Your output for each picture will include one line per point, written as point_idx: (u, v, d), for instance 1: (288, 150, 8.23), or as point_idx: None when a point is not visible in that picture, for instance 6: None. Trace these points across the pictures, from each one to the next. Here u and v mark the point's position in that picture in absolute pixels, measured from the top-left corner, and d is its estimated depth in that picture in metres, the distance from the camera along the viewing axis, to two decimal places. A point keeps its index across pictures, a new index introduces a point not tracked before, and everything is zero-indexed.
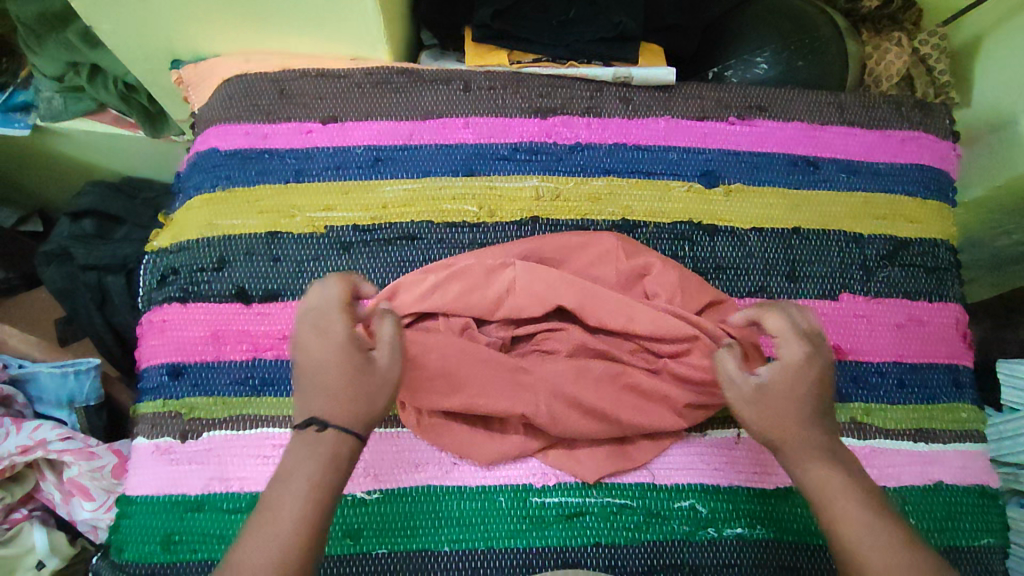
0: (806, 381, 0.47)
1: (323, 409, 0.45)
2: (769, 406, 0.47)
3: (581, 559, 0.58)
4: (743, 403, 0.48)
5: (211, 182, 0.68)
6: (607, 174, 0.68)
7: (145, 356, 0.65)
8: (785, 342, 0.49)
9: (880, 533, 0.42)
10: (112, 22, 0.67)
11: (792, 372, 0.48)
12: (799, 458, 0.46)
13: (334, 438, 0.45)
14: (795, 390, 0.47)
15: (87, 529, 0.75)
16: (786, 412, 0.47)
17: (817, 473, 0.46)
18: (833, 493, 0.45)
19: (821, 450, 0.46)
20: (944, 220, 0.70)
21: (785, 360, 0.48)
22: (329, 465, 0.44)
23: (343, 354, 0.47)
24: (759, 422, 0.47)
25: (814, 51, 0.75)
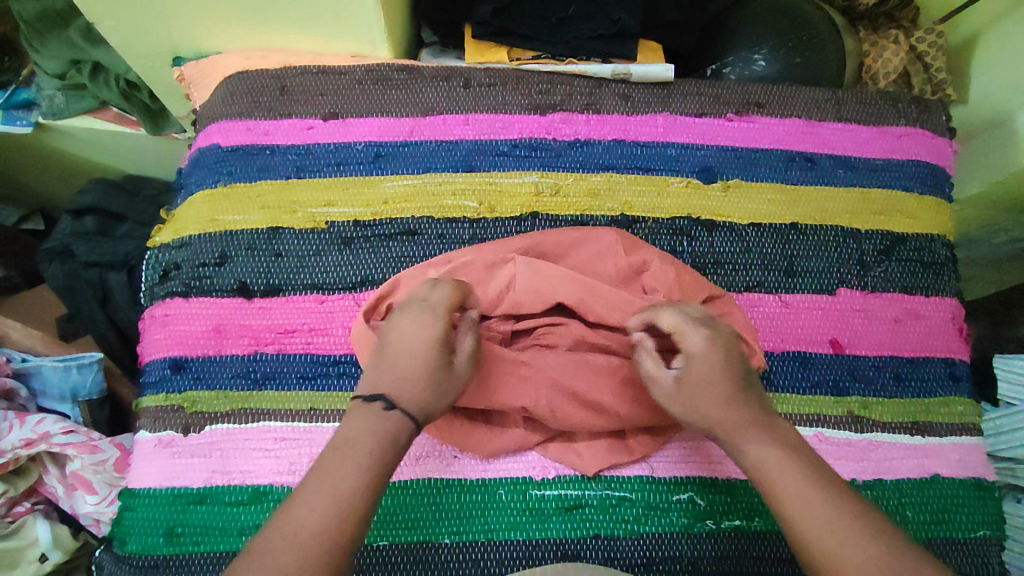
0: (716, 365, 0.49)
1: (401, 390, 0.48)
2: (692, 398, 0.50)
3: (580, 551, 0.58)
4: (671, 400, 0.51)
5: (212, 178, 0.68)
6: (606, 170, 0.69)
7: (147, 350, 0.65)
8: (683, 333, 0.51)
9: (811, 499, 0.43)
10: (115, 20, 0.68)
11: (699, 359, 0.50)
12: (737, 440, 0.48)
13: (401, 420, 0.47)
14: (706, 375, 0.49)
15: (90, 523, 0.76)
16: (709, 399, 0.49)
17: (758, 452, 0.47)
18: (773, 468, 0.45)
19: (753, 428, 0.48)
20: (941, 215, 0.71)
21: (689, 351, 0.50)
22: (392, 443, 0.46)
23: (434, 348, 0.50)
24: (690, 415, 0.50)
25: (811, 48, 0.76)
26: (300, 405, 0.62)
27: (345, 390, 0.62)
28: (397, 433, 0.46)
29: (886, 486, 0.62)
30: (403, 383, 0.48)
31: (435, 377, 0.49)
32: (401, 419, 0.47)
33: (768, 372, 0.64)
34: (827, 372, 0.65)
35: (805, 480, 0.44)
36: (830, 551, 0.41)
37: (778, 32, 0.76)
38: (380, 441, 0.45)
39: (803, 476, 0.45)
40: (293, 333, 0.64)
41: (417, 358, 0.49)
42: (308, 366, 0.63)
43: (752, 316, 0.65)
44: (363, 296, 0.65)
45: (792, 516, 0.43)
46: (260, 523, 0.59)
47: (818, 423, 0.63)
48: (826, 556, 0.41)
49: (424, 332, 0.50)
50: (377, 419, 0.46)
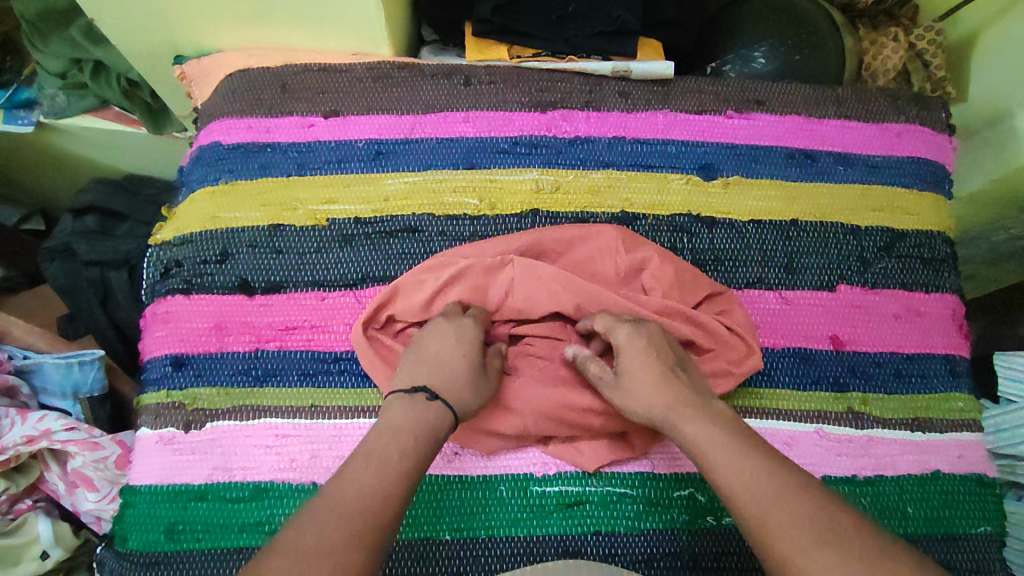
0: (646, 355, 0.53)
1: (444, 387, 0.53)
2: (631, 388, 0.53)
3: (581, 547, 0.58)
4: (613, 395, 0.54)
5: (214, 175, 0.69)
6: (606, 167, 0.69)
7: (148, 347, 0.65)
8: (614, 329, 0.56)
9: (746, 470, 0.45)
10: (117, 18, 0.68)
11: (626, 350, 0.54)
12: (674, 424, 0.50)
13: (445, 414, 0.51)
14: (637, 364, 0.53)
15: (91, 520, 0.76)
16: (646, 388, 0.52)
17: (694, 430, 0.49)
18: (707, 443, 0.48)
19: (688, 408, 0.50)
20: (940, 212, 0.71)
21: (621, 344, 0.54)
22: (436, 434, 0.50)
23: (472, 356, 0.55)
24: (632, 407, 0.52)
25: (810, 47, 0.76)
26: (301, 402, 0.62)
27: (346, 386, 0.62)
28: (440, 424, 0.51)
29: (887, 482, 0.62)
30: (445, 381, 0.53)
31: (473, 381, 0.54)
32: (445, 413, 0.51)
33: (768, 368, 0.64)
34: (827, 368, 0.65)
35: (739, 451, 0.46)
36: (762, 510, 0.43)
37: (778, 29, 0.77)
38: (424, 429, 0.49)
39: (737, 447, 0.47)
40: (294, 330, 0.64)
41: (460, 361, 0.54)
42: (309, 363, 0.63)
43: (752, 312, 0.66)
44: (364, 293, 0.65)
45: (727, 484, 0.45)
46: (261, 520, 0.59)
47: (818, 419, 0.63)
48: (759, 518, 0.42)
49: (466, 340, 0.56)
50: (424, 408, 0.51)
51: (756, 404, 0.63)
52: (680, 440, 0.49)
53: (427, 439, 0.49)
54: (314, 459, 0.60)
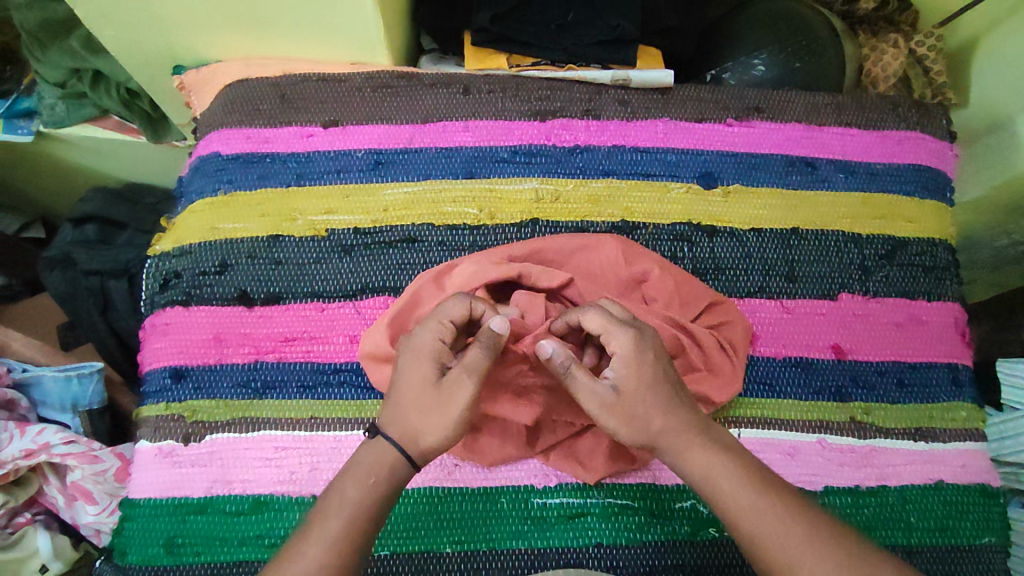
0: (645, 368, 0.49)
1: (392, 417, 0.50)
2: (634, 410, 0.49)
3: (582, 560, 0.58)
4: (605, 413, 0.49)
5: (213, 186, 0.68)
6: (605, 176, 0.69)
7: (147, 359, 0.65)
8: (611, 334, 0.50)
9: (763, 508, 0.46)
10: (117, 29, 0.68)
11: (627, 364, 0.49)
12: (680, 453, 0.49)
13: (392, 452, 0.49)
14: (639, 380, 0.49)
15: (90, 533, 0.76)
16: (649, 413, 0.49)
17: (700, 460, 0.48)
18: (717, 477, 0.47)
19: (693, 435, 0.49)
20: (942, 219, 0.70)
21: (620, 354, 0.49)
22: (382, 476, 0.48)
23: (420, 370, 0.50)
24: (632, 433, 0.49)
25: (810, 53, 0.75)
26: (300, 413, 0.62)
27: (346, 398, 0.62)
28: (386, 460, 0.49)
29: (889, 492, 0.61)
30: (395, 409, 0.50)
31: (422, 397, 0.49)
32: (389, 451, 0.49)
33: (769, 378, 0.64)
34: (829, 377, 0.64)
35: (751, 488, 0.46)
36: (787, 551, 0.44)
37: (779, 37, 0.76)
38: (373, 469, 0.49)
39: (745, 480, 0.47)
40: (293, 341, 0.64)
41: (410, 379, 0.50)
42: (308, 374, 0.63)
43: (753, 321, 0.65)
44: (364, 303, 0.65)
45: (742, 520, 0.46)
46: (261, 533, 0.58)
47: (820, 429, 0.63)
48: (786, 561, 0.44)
49: (415, 352, 0.51)
50: (369, 450, 0.50)
51: (757, 414, 0.63)
52: (686, 469, 0.49)
53: (378, 482, 0.48)
54: (314, 472, 0.60)
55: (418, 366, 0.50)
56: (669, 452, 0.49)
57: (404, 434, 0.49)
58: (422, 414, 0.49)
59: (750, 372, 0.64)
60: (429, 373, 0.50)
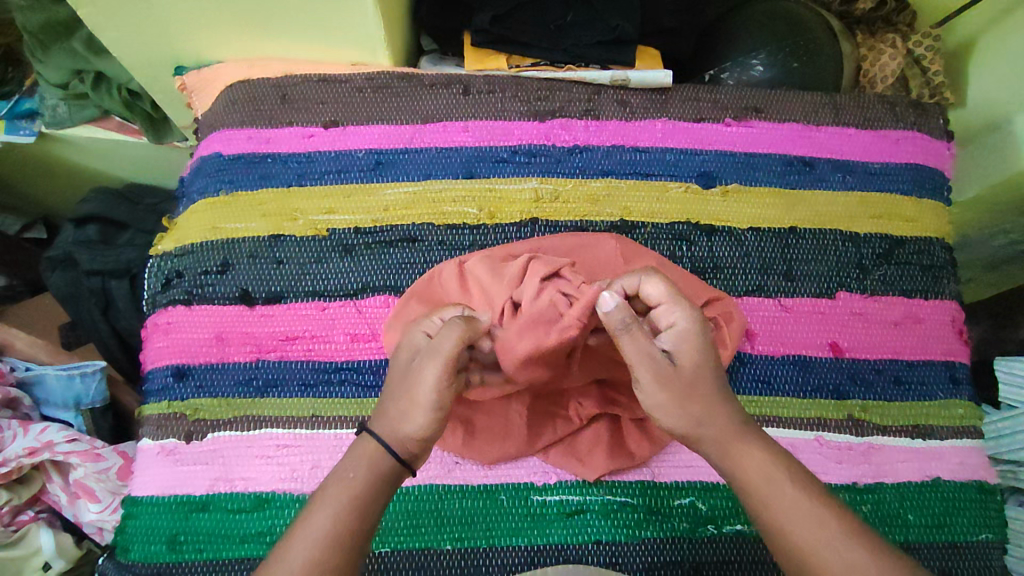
0: (704, 347, 0.49)
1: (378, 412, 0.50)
2: (687, 393, 0.47)
3: (582, 557, 0.58)
4: (659, 383, 0.47)
5: (215, 186, 0.69)
6: (604, 176, 0.69)
7: (150, 358, 0.65)
8: (673, 306, 0.49)
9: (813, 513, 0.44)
10: (118, 30, 0.68)
11: (688, 341, 0.49)
12: (728, 451, 0.47)
13: (371, 446, 0.48)
14: (696, 358, 0.48)
15: (93, 531, 0.76)
16: (700, 399, 0.47)
17: (752, 459, 0.46)
18: (765, 479, 0.46)
19: (742, 435, 0.47)
20: (939, 218, 0.71)
21: (678, 327, 0.49)
22: (362, 470, 0.47)
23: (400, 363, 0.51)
24: (681, 414, 0.47)
25: (808, 53, 0.76)
26: (302, 412, 0.62)
27: (347, 396, 0.63)
28: (370, 457, 0.48)
29: (887, 489, 0.62)
30: (382, 404, 0.51)
31: (399, 387, 0.50)
32: (369, 444, 0.48)
33: (768, 376, 0.64)
34: (826, 375, 0.65)
35: (800, 493, 0.45)
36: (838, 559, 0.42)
37: (777, 37, 0.77)
38: (359, 467, 0.47)
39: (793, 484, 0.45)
40: (295, 340, 0.64)
41: (394, 373, 0.51)
42: (310, 373, 0.63)
43: (752, 319, 0.66)
44: (364, 302, 0.65)
45: (784, 521, 0.44)
46: (262, 530, 0.59)
47: (818, 426, 0.63)
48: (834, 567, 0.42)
49: (401, 347, 0.52)
50: (355, 448, 0.49)
51: (756, 412, 0.63)
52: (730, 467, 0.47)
53: (362, 479, 0.47)
54: (314, 469, 0.60)
55: (399, 358, 0.52)
56: (714, 449, 0.47)
57: (382, 424, 0.49)
58: (395, 400, 0.49)
59: (749, 369, 0.64)
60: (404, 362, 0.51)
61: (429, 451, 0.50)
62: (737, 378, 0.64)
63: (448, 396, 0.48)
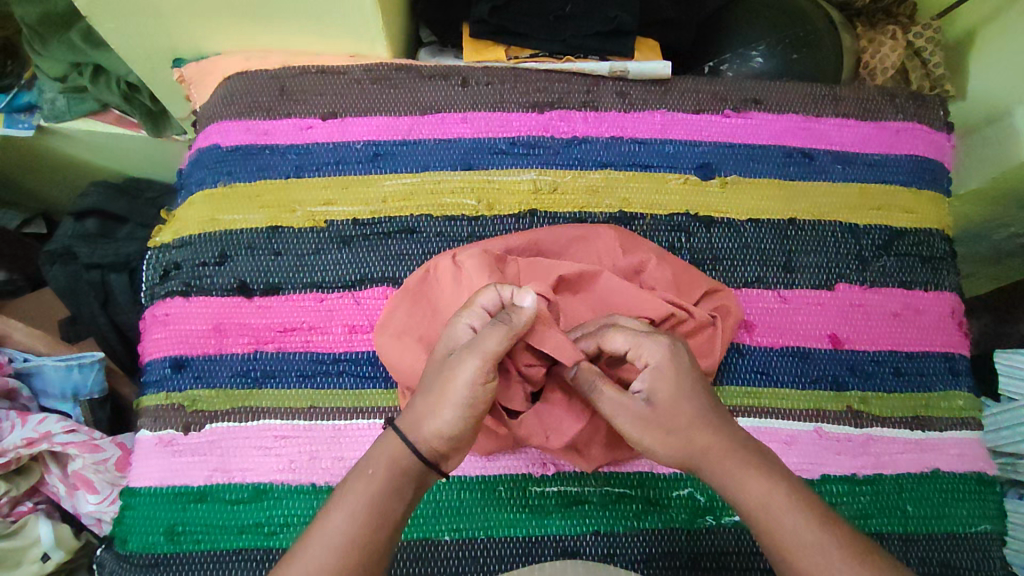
0: (678, 381, 0.49)
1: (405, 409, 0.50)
2: (669, 427, 0.49)
3: (581, 548, 0.58)
4: (641, 429, 0.49)
5: (212, 178, 0.69)
6: (603, 167, 0.69)
7: (148, 349, 0.65)
8: (640, 346, 0.50)
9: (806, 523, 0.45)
10: (116, 21, 0.68)
11: (659, 378, 0.49)
12: (723, 478, 0.48)
13: (394, 444, 0.48)
14: (672, 391, 0.49)
15: (92, 522, 0.77)
16: (689, 428, 0.48)
17: (755, 483, 0.47)
18: (765, 507, 0.46)
19: (733, 461, 0.48)
20: (939, 210, 0.71)
21: (652, 365, 0.49)
22: (382, 467, 0.47)
23: (435, 360, 0.51)
24: (670, 453, 0.49)
25: (808, 45, 0.76)
26: (300, 402, 0.62)
27: (345, 387, 0.62)
28: (393, 458, 0.47)
29: (885, 481, 0.62)
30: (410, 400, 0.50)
31: (432, 382, 0.49)
32: (394, 443, 0.48)
33: (767, 368, 0.64)
34: (826, 367, 0.65)
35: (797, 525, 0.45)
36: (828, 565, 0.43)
37: (777, 29, 0.76)
38: (381, 466, 0.47)
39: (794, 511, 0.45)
40: (293, 331, 0.64)
41: (429, 366, 0.51)
42: (308, 363, 0.63)
43: (751, 311, 0.65)
44: (362, 294, 0.65)
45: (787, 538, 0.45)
46: (261, 521, 0.59)
47: (817, 418, 0.63)
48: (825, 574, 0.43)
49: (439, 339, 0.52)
50: (378, 446, 0.49)
51: (754, 404, 0.63)
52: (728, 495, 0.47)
53: (383, 477, 0.47)
54: (313, 460, 0.60)
55: (435, 352, 0.51)
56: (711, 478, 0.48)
57: (408, 420, 0.49)
58: (425, 396, 0.49)
59: (748, 361, 0.64)
60: (444, 356, 0.50)
61: (456, 450, 0.49)
62: (735, 369, 0.64)
63: (483, 395, 0.48)
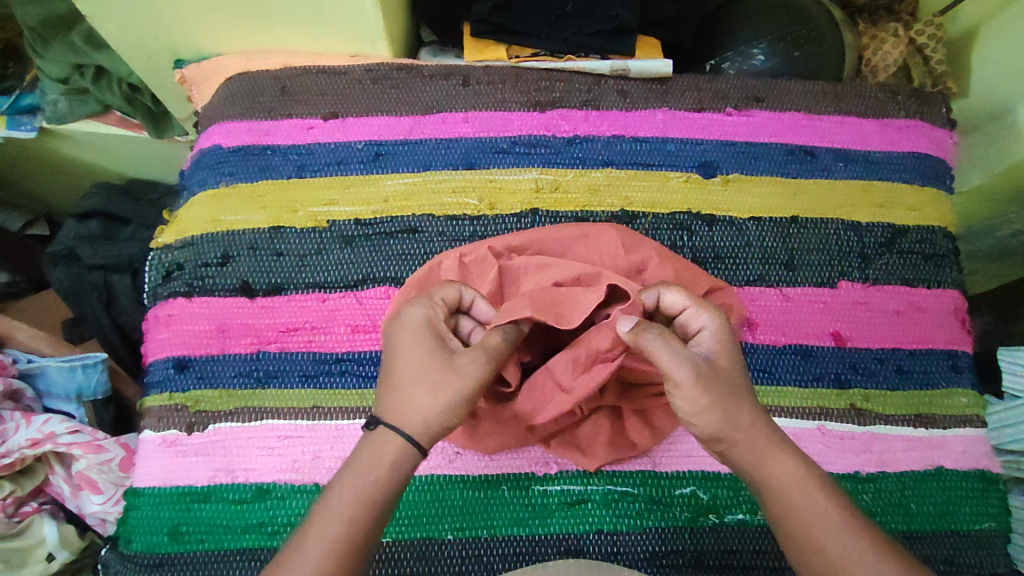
0: (734, 350, 0.48)
1: (402, 410, 0.47)
2: (728, 392, 0.46)
3: (583, 546, 0.58)
4: (701, 385, 0.45)
5: (214, 179, 0.69)
6: (604, 166, 0.69)
7: (151, 350, 0.66)
8: (700, 309, 0.49)
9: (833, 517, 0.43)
10: (117, 23, 0.68)
11: (719, 343, 0.48)
12: (760, 455, 0.45)
13: (400, 443, 0.46)
14: (730, 359, 0.47)
15: (96, 522, 0.77)
16: (741, 397, 0.46)
17: (782, 470, 0.45)
18: (799, 486, 0.44)
19: (773, 441, 0.46)
20: (942, 207, 0.70)
21: (710, 330, 0.48)
22: (386, 472, 0.45)
23: (430, 362, 0.48)
24: (720, 418, 0.45)
25: (809, 43, 0.76)
26: (302, 402, 0.62)
27: (348, 387, 0.62)
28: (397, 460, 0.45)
29: (889, 479, 0.62)
30: (407, 403, 0.47)
31: (436, 386, 0.47)
32: (395, 443, 0.46)
33: (770, 366, 0.64)
34: (828, 365, 0.64)
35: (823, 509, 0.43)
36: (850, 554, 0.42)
37: (778, 26, 0.76)
38: (383, 468, 0.45)
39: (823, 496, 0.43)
40: (296, 331, 0.64)
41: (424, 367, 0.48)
42: (311, 364, 0.63)
43: (753, 309, 0.65)
44: (365, 294, 0.65)
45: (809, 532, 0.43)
46: (263, 521, 0.59)
47: (820, 416, 0.63)
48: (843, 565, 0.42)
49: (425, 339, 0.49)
50: (377, 443, 0.46)
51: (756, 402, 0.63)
52: (762, 471, 0.45)
53: (385, 481, 0.45)
54: (316, 460, 0.60)
55: (430, 352, 0.48)
56: (748, 453, 0.45)
57: (413, 422, 0.46)
58: (433, 398, 0.46)
59: (750, 359, 0.64)
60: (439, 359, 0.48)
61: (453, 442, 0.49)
62: None
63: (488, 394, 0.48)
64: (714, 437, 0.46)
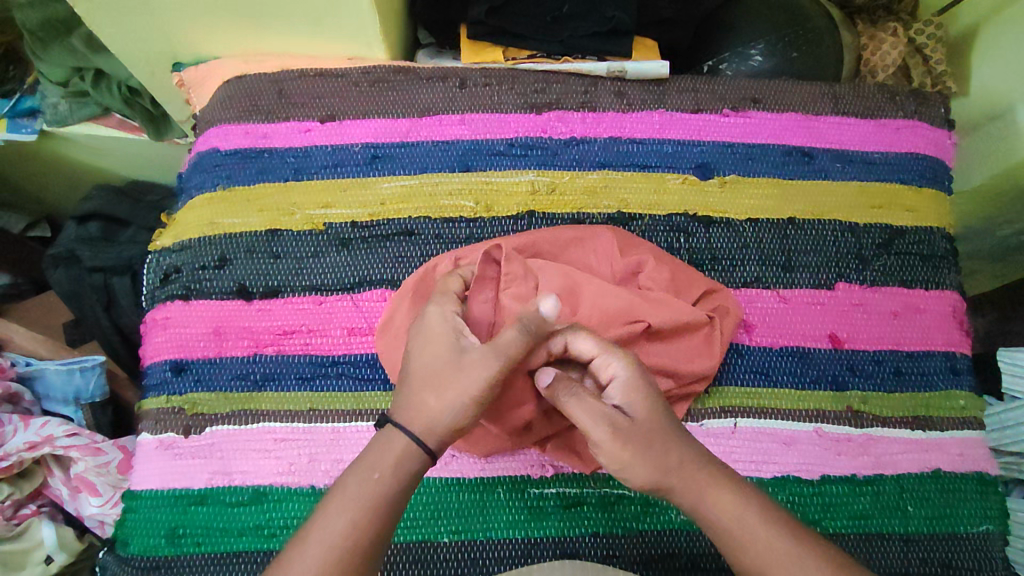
0: (651, 392, 0.47)
1: (409, 402, 0.48)
2: (648, 441, 0.45)
3: (579, 549, 0.58)
4: (619, 439, 0.45)
5: (211, 182, 0.69)
6: (601, 168, 0.69)
7: (149, 353, 0.66)
8: (608, 357, 0.49)
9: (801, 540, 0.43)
10: (115, 26, 0.68)
11: (631, 389, 0.47)
12: (698, 494, 0.45)
13: (406, 444, 0.46)
14: (647, 404, 0.47)
15: (94, 524, 0.77)
16: (665, 443, 0.45)
17: (723, 504, 0.44)
18: (739, 523, 0.44)
19: (707, 478, 0.45)
20: (939, 208, 0.70)
21: (620, 377, 0.48)
22: (388, 472, 0.45)
23: (436, 354, 0.49)
24: (647, 469, 0.45)
25: (808, 43, 0.75)
26: (299, 405, 0.62)
27: (344, 391, 0.63)
28: (406, 462, 0.46)
29: (887, 481, 0.61)
30: (412, 394, 0.48)
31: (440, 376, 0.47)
32: (402, 441, 0.46)
33: (766, 367, 0.64)
34: (825, 367, 0.64)
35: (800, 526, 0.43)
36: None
37: (776, 26, 0.76)
38: (388, 466, 0.45)
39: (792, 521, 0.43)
40: (291, 334, 0.64)
41: (429, 358, 0.49)
42: (308, 366, 0.63)
43: (751, 311, 0.65)
44: (361, 295, 0.65)
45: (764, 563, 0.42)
46: (261, 524, 0.59)
47: (817, 418, 0.63)
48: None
49: (431, 333, 0.50)
50: (386, 442, 0.46)
51: (752, 404, 0.63)
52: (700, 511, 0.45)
53: (387, 488, 0.45)
54: (313, 462, 0.60)
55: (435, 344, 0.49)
56: (684, 496, 0.45)
57: (418, 417, 0.47)
58: (437, 392, 0.47)
59: (747, 362, 0.64)
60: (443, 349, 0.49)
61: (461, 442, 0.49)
62: (734, 370, 0.63)
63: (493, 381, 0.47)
64: (652, 487, 0.45)
